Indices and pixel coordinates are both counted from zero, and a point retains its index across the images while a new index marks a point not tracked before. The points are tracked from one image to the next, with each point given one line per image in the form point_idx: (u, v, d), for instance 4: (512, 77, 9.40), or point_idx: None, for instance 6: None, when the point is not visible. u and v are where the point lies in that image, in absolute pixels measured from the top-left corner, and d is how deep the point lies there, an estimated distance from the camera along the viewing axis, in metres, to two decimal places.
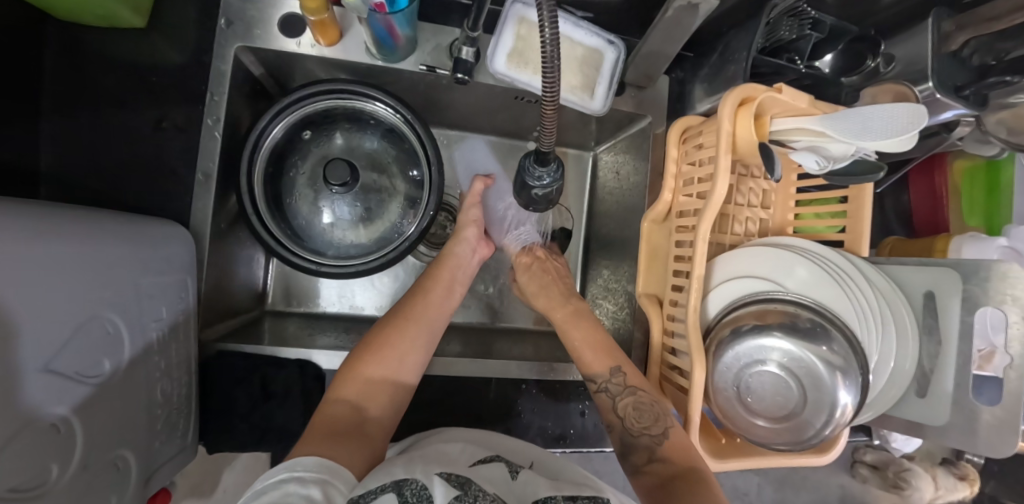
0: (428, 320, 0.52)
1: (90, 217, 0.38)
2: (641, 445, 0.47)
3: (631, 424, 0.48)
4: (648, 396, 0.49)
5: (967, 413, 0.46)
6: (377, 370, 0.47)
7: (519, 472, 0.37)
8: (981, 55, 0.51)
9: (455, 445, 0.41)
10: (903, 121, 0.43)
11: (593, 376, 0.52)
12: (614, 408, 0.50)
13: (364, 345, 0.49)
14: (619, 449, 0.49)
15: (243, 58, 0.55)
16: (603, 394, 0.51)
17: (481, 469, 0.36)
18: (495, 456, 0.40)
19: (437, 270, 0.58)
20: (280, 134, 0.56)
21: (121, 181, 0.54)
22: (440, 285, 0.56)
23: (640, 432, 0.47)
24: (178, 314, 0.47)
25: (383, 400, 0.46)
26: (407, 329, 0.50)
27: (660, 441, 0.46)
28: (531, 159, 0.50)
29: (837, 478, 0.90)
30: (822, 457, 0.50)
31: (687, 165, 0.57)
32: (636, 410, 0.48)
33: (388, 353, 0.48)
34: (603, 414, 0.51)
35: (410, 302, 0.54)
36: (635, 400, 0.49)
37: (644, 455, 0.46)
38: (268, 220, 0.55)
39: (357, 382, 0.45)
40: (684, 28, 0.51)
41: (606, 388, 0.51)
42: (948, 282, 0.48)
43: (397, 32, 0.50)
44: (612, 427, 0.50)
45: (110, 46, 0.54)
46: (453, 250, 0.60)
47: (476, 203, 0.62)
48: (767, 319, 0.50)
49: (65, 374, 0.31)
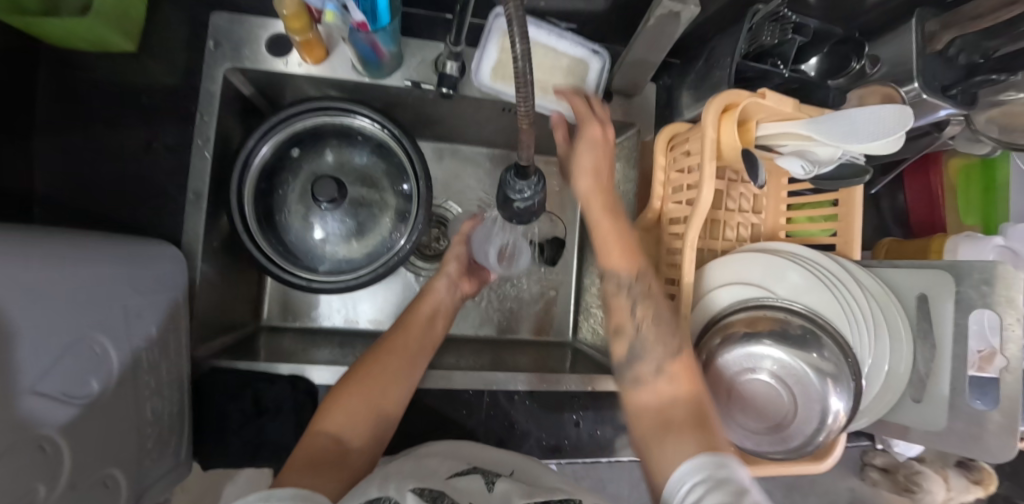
0: (410, 348, 0.53)
1: (65, 240, 0.37)
2: (649, 355, 0.42)
3: (645, 332, 0.43)
4: (668, 309, 0.45)
5: (965, 419, 0.45)
6: (361, 403, 0.46)
7: (495, 482, 0.37)
8: (967, 54, 0.51)
9: (434, 459, 0.41)
10: (890, 123, 0.44)
11: (616, 271, 0.45)
12: (631, 310, 0.44)
13: (351, 375, 0.49)
14: (618, 355, 0.44)
15: (233, 79, 0.56)
16: (621, 293, 0.45)
17: (458, 481, 0.36)
18: (472, 467, 0.40)
19: (420, 303, 0.60)
20: (268, 153, 0.57)
21: (115, 201, 0.55)
22: (419, 319, 0.58)
23: (655, 345, 0.42)
24: (169, 332, 0.48)
25: (363, 432, 0.44)
26: (391, 359, 0.51)
27: (671, 355, 0.42)
28: (512, 172, 0.50)
29: (846, 481, 0.86)
30: (818, 464, 0.49)
31: (675, 171, 0.57)
32: (655, 324, 0.43)
33: (375, 384, 0.48)
34: (613, 314, 0.45)
35: (391, 335, 0.55)
36: (657, 310, 0.44)
37: (651, 365, 0.42)
38: (259, 238, 0.56)
39: (337, 412, 0.44)
40: (668, 36, 0.52)
41: (628, 288, 0.45)
42: (941, 284, 0.47)
43: (381, 48, 0.50)
44: (619, 329, 0.44)
45: (104, 70, 0.55)
46: (432, 286, 0.63)
47: (463, 242, 0.66)
48: (758, 327, 0.49)
49: (53, 396, 0.32)
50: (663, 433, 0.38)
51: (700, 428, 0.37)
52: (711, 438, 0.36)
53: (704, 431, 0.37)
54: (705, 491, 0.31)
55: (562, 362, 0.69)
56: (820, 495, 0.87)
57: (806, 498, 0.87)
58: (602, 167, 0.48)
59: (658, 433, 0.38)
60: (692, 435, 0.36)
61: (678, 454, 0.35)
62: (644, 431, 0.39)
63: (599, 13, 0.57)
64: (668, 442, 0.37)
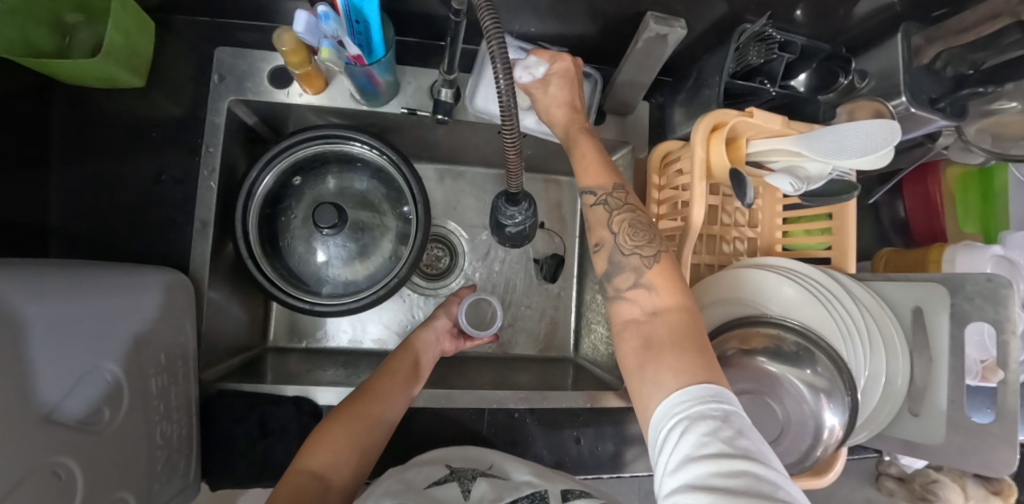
0: (397, 387, 0.53)
1: (62, 278, 0.39)
2: (628, 265, 0.43)
3: (623, 241, 0.44)
4: (646, 218, 0.45)
5: (966, 434, 0.45)
6: (343, 437, 0.46)
7: (470, 489, 0.44)
8: (955, 66, 0.51)
9: (415, 470, 0.47)
10: (878, 137, 0.45)
11: (592, 189, 0.47)
12: (608, 222, 0.45)
13: (338, 411, 0.49)
14: (601, 268, 0.45)
15: (236, 110, 0.58)
16: (599, 209, 0.47)
17: (434, 490, 0.43)
18: (449, 474, 0.46)
19: (403, 350, 0.58)
20: (271, 183, 0.59)
21: (124, 231, 0.57)
22: (404, 366, 0.56)
23: (632, 251, 0.43)
24: (176, 357, 0.49)
25: (349, 467, 0.45)
26: (375, 403, 0.50)
27: (649, 264, 0.42)
28: (503, 199, 0.54)
29: (861, 491, 0.85)
30: (819, 479, 0.49)
31: (670, 189, 0.58)
32: (631, 230, 0.44)
33: (356, 426, 0.47)
34: (593, 229, 0.46)
35: (382, 372, 0.54)
36: (632, 217, 0.45)
37: (630, 277, 0.42)
38: (263, 264, 0.58)
39: (320, 450, 0.45)
40: (657, 57, 0.53)
41: (605, 202, 0.46)
42: (936, 299, 0.48)
43: (378, 79, 0.53)
44: (601, 242, 0.46)
45: (115, 107, 0.58)
46: (419, 335, 0.62)
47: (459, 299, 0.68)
48: (751, 344, 0.51)
49: (65, 424, 0.33)
50: (644, 356, 0.38)
51: (678, 346, 0.36)
52: (690, 359, 0.35)
53: (684, 348, 0.36)
54: (686, 425, 0.31)
55: (564, 379, 0.69)
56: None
57: None
58: (573, 104, 0.51)
59: (639, 356, 0.38)
60: (670, 361, 0.36)
61: (658, 392, 0.35)
62: (628, 351, 0.39)
63: (589, 37, 0.59)
64: (649, 371, 0.37)
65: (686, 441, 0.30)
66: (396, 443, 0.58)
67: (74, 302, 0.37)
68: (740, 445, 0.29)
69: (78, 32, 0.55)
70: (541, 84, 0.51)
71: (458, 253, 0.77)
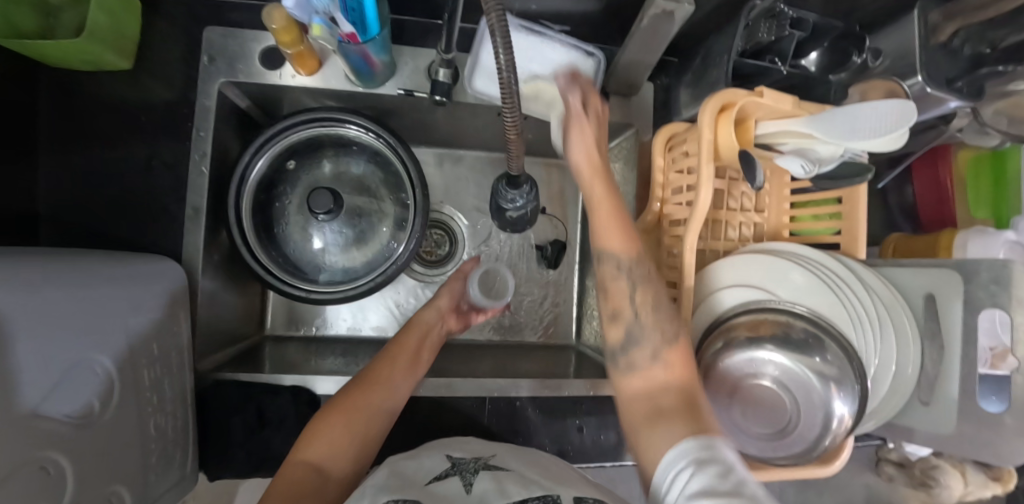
0: (393, 378, 0.51)
1: (50, 267, 0.37)
2: (646, 341, 0.41)
3: (643, 317, 0.42)
4: (666, 296, 0.44)
5: (976, 423, 0.44)
6: (340, 425, 0.45)
7: (472, 483, 0.39)
8: (973, 45, 0.49)
9: (412, 464, 0.43)
10: (892, 119, 0.42)
11: (616, 252, 0.44)
12: (630, 294, 0.43)
13: (335, 401, 0.47)
14: (615, 336, 0.43)
15: (227, 92, 0.56)
16: (620, 278, 0.44)
17: (434, 486, 0.39)
18: (450, 469, 0.42)
19: (406, 333, 0.58)
20: (265, 167, 0.57)
21: (114, 219, 0.56)
22: (406, 351, 0.55)
23: (653, 328, 0.42)
24: (170, 348, 0.48)
25: (348, 457, 0.44)
26: (373, 392, 0.48)
27: (669, 344, 0.41)
28: (504, 182, 0.52)
29: (861, 477, 0.85)
30: (825, 469, 0.47)
31: (674, 173, 0.56)
32: (653, 310, 0.42)
33: (356, 415, 0.46)
34: (610, 298, 0.44)
35: (378, 362, 0.53)
36: (655, 293, 0.43)
37: (648, 354, 0.41)
38: (258, 251, 0.56)
39: (318, 439, 0.43)
40: (663, 36, 0.51)
41: (627, 272, 0.44)
42: (949, 285, 0.47)
43: (374, 59, 0.50)
44: (617, 313, 0.43)
45: (101, 89, 0.56)
46: (420, 317, 0.61)
47: (460, 278, 0.67)
48: (761, 331, 0.50)
49: (54, 419, 0.32)
50: (653, 419, 0.37)
51: (690, 414, 0.36)
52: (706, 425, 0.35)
53: (698, 418, 0.35)
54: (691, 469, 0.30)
55: (566, 367, 0.68)
56: (836, 492, 0.85)
57: (821, 496, 0.85)
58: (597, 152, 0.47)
59: (649, 417, 0.37)
60: (681, 421, 0.35)
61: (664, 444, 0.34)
62: (635, 418, 0.38)
63: (593, 15, 0.57)
64: (658, 426, 0.36)
65: (690, 480, 0.29)
66: (397, 433, 0.57)
67: (61, 292, 0.36)
68: (746, 492, 0.28)
69: (63, 12, 0.53)
70: (576, 118, 0.47)
71: (458, 239, 0.76)
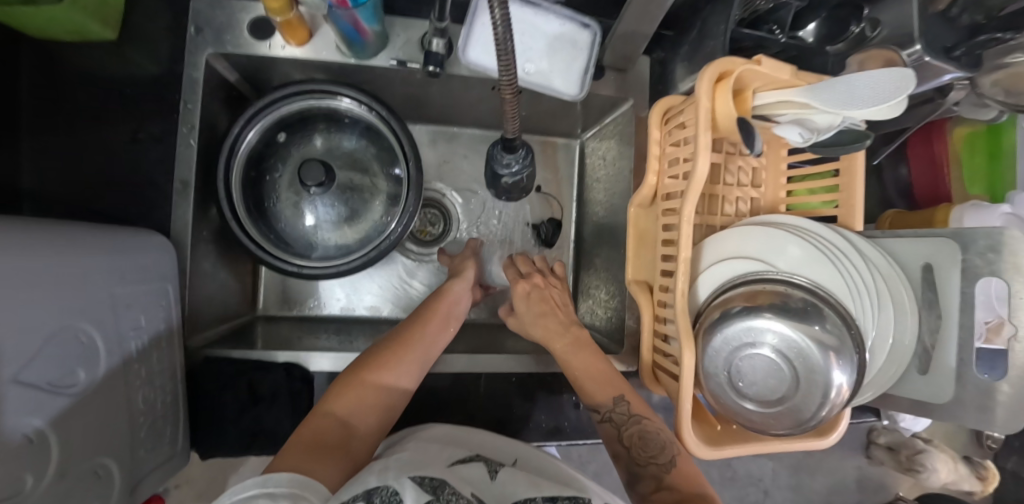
0: (426, 342, 0.50)
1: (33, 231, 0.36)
2: (646, 474, 0.45)
3: (635, 453, 0.47)
4: (654, 426, 0.49)
5: (974, 390, 0.44)
6: (368, 382, 0.43)
7: (497, 472, 0.36)
8: (970, 13, 0.48)
9: (433, 447, 0.39)
10: (891, 87, 0.42)
11: (596, 406, 0.51)
12: (620, 438, 0.49)
13: (364, 359, 0.46)
14: (623, 478, 0.47)
15: (215, 65, 0.55)
16: (607, 425, 0.50)
17: (459, 469, 0.35)
18: (473, 456, 0.39)
19: (436, 301, 0.56)
20: (255, 139, 0.56)
21: (99, 193, 0.54)
22: (436, 318, 0.53)
23: (646, 461, 0.46)
24: (158, 321, 0.47)
25: (373, 414, 0.42)
26: (405, 352, 0.47)
27: (667, 470, 0.45)
28: (500, 146, 0.52)
29: (852, 460, 0.85)
30: (823, 439, 0.49)
31: (670, 146, 0.55)
32: (642, 441, 0.47)
33: (385, 371, 0.45)
34: (607, 443, 0.50)
35: (407, 327, 0.51)
36: (641, 429, 0.48)
37: (652, 481, 0.44)
38: (247, 225, 0.55)
39: (345, 393, 0.42)
40: (659, 5, 0.49)
41: (611, 418, 0.50)
42: (947, 253, 0.46)
43: (364, 27, 0.49)
44: (617, 456, 0.49)
45: (84, 60, 0.54)
46: (450, 286, 0.58)
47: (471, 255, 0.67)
48: (757, 301, 0.48)
49: (38, 385, 0.31)
50: None
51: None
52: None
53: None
54: None
55: None
56: (829, 475, 0.85)
57: (814, 479, 0.84)
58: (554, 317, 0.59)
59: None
60: None
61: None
62: None
63: None
64: None
65: None
66: None
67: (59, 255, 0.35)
68: None
69: None
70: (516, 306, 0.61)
71: (452, 218, 0.75)
